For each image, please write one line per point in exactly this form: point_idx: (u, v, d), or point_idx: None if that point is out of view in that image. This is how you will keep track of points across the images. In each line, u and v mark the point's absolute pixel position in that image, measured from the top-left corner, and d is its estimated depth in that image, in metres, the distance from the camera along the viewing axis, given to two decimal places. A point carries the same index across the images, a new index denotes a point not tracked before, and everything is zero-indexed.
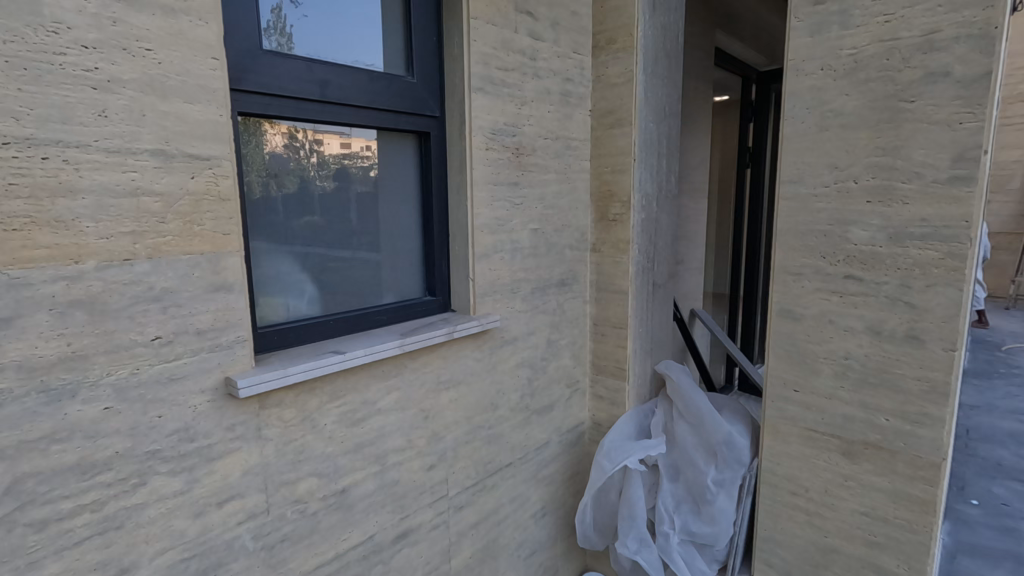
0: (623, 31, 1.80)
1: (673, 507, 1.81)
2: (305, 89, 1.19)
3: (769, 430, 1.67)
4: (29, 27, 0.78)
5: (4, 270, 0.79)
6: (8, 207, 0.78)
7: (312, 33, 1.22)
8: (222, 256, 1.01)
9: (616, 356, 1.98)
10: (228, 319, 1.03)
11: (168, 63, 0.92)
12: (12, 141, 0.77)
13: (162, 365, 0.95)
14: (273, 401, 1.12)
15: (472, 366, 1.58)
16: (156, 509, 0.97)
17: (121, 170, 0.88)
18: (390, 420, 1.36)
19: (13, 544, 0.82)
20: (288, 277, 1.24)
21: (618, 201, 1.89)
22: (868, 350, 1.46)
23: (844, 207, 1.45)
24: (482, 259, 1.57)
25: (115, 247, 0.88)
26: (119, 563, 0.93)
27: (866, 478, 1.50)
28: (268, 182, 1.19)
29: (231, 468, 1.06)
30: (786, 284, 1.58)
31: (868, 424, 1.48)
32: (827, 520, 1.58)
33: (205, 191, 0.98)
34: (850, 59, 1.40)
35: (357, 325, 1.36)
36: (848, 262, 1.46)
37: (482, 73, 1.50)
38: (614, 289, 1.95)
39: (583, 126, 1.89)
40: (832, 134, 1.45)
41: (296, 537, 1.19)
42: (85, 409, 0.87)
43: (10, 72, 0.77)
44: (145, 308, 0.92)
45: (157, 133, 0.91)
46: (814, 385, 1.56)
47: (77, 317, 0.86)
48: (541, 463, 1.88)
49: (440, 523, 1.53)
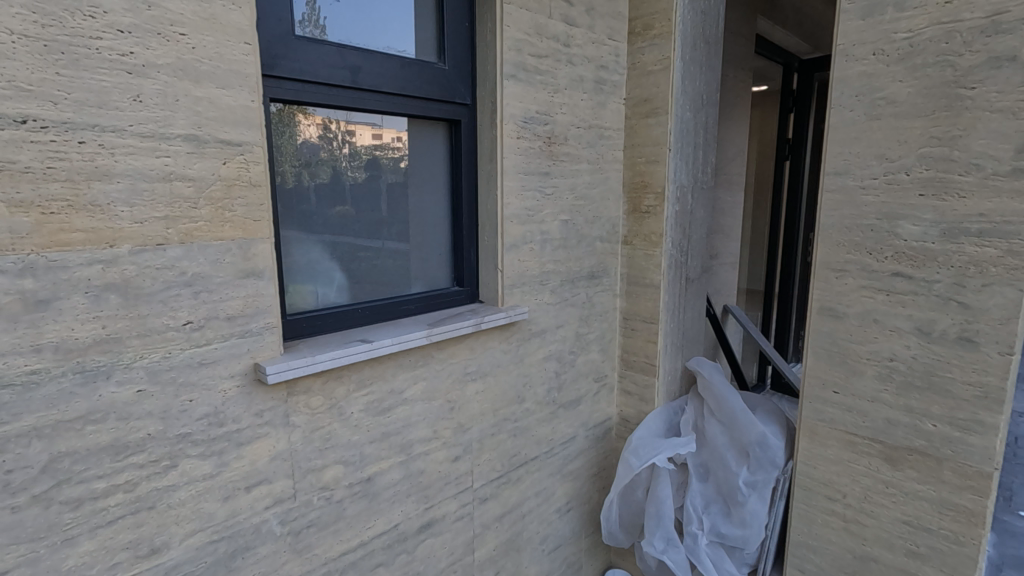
0: (661, 16, 1.74)
1: (703, 507, 1.77)
2: (337, 76, 1.18)
3: (805, 432, 1.61)
4: (66, 11, 0.79)
5: (42, 253, 0.80)
6: (46, 189, 0.79)
7: (344, 20, 1.21)
8: (253, 243, 1.02)
9: (646, 351, 1.94)
10: (258, 306, 1.04)
11: (201, 48, 0.91)
12: (50, 125, 0.79)
13: (193, 350, 0.96)
14: (301, 388, 1.12)
15: (500, 358, 1.56)
16: (186, 491, 0.98)
17: (155, 155, 0.88)
18: (416, 410, 1.35)
19: (50, 521, 0.85)
20: (319, 265, 1.24)
21: (651, 193, 1.83)
22: (916, 352, 1.39)
23: (893, 199, 1.38)
24: (511, 251, 1.54)
25: (149, 231, 0.89)
26: (150, 543, 0.95)
27: (909, 486, 1.43)
28: (300, 171, 1.18)
29: (259, 453, 1.07)
30: (827, 281, 1.51)
31: (913, 429, 1.41)
32: (865, 527, 1.52)
33: (236, 177, 0.98)
34: (905, 43, 1.32)
35: (385, 315, 1.36)
36: (896, 258, 1.39)
37: (515, 60, 1.47)
38: (645, 283, 1.90)
39: (617, 115, 1.84)
40: (883, 124, 1.37)
41: (322, 523, 1.20)
42: (119, 391, 0.88)
43: (48, 56, 0.78)
44: (177, 292, 0.93)
45: (191, 118, 0.91)
46: (856, 387, 1.50)
47: (112, 300, 0.87)
48: (567, 459, 1.86)
49: (465, 515, 1.53)
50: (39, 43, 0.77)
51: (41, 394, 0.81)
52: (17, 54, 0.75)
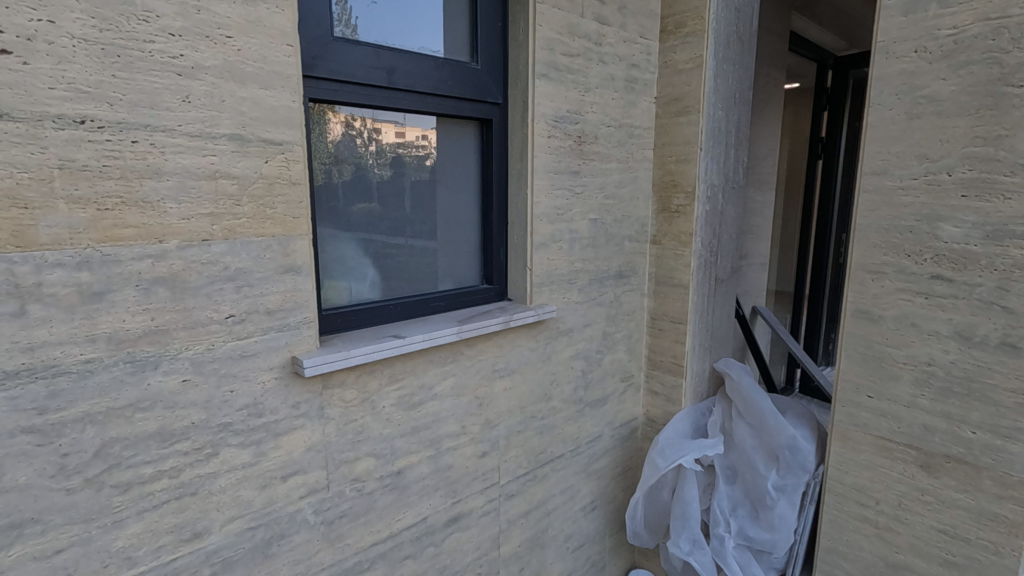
0: (694, 14, 1.72)
1: (730, 510, 1.75)
2: (373, 76, 1.21)
3: (837, 437, 1.58)
4: (122, 15, 0.82)
5: (96, 247, 0.84)
6: (102, 187, 0.83)
7: (377, 22, 1.23)
8: (292, 239, 1.04)
9: (674, 352, 1.93)
10: (296, 301, 1.06)
11: (246, 50, 0.94)
12: (106, 124, 0.82)
13: (235, 342, 0.99)
14: (336, 381, 1.15)
15: (528, 356, 1.57)
16: (227, 479, 1.01)
17: (201, 154, 0.92)
18: (445, 405, 1.37)
19: (101, 503, 0.88)
20: (353, 262, 1.27)
21: (681, 192, 1.82)
22: (956, 357, 1.35)
23: (934, 200, 1.34)
24: (540, 249, 1.55)
25: (194, 227, 0.92)
26: (193, 527, 0.99)
27: (946, 494, 1.40)
28: (331, 169, 1.20)
29: (295, 444, 1.10)
30: (863, 283, 1.48)
31: (951, 436, 1.38)
32: (899, 535, 1.49)
33: (277, 175, 1.01)
34: (949, 40, 1.28)
35: (413, 311, 1.38)
36: (936, 261, 1.36)
37: (546, 59, 1.47)
38: (674, 282, 1.89)
39: (647, 114, 1.83)
40: (924, 123, 1.34)
41: (354, 514, 1.22)
42: (166, 380, 0.92)
43: (105, 59, 0.81)
44: (220, 286, 0.96)
45: (235, 118, 0.94)
46: (891, 392, 1.46)
47: (160, 294, 0.90)
48: (592, 457, 1.86)
49: (491, 510, 1.54)
50: (96, 46, 0.80)
51: (94, 381, 0.85)
52: (77, 57, 0.79)
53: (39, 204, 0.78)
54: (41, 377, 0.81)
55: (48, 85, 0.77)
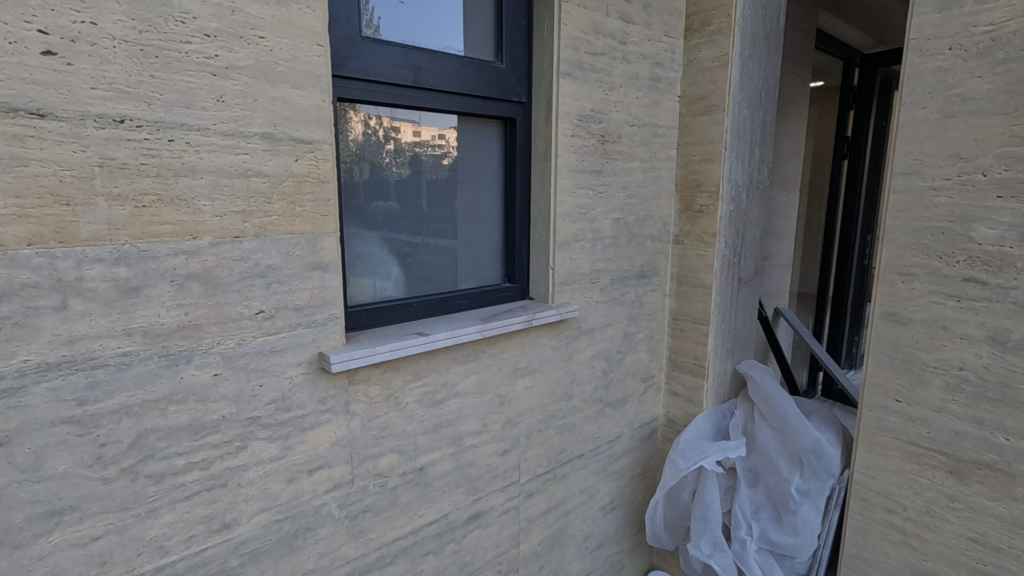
0: (719, 12, 1.71)
1: (752, 513, 1.73)
2: (399, 75, 1.22)
3: (864, 441, 1.55)
4: (160, 17, 0.84)
5: (133, 243, 0.86)
6: (140, 184, 0.85)
7: (402, 21, 1.24)
8: (320, 237, 1.06)
9: (695, 353, 1.91)
10: (324, 297, 1.08)
11: (278, 51, 0.96)
12: (144, 124, 0.84)
13: (264, 337, 1.01)
14: (361, 377, 1.16)
15: (549, 355, 1.57)
16: (255, 472, 1.03)
17: (234, 153, 0.93)
18: (467, 403, 1.38)
19: (136, 493, 0.91)
20: (377, 260, 1.29)
21: (705, 192, 1.80)
22: (989, 362, 1.32)
23: (968, 201, 1.31)
24: (563, 248, 1.55)
25: (227, 225, 0.94)
26: (222, 519, 1.01)
27: (977, 501, 1.37)
28: (354, 168, 1.22)
29: (321, 439, 1.12)
30: (892, 285, 1.45)
31: (982, 442, 1.35)
32: (926, 542, 1.47)
33: (307, 173, 1.02)
34: (985, 37, 1.25)
35: (436, 309, 1.39)
36: (970, 263, 1.33)
37: (571, 58, 1.47)
38: (696, 282, 1.87)
39: (671, 113, 1.82)
40: (958, 122, 1.31)
41: (377, 509, 1.24)
42: (198, 374, 0.94)
43: (143, 60, 0.83)
44: (252, 283, 0.98)
45: (267, 117, 0.96)
46: (920, 396, 1.44)
47: (194, 289, 0.92)
48: (613, 457, 1.85)
49: (512, 508, 1.55)
50: (136, 47, 0.82)
51: (130, 373, 0.87)
52: (118, 58, 0.81)
53: (80, 201, 0.81)
54: (80, 369, 0.83)
55: (90, 85, 0.79)
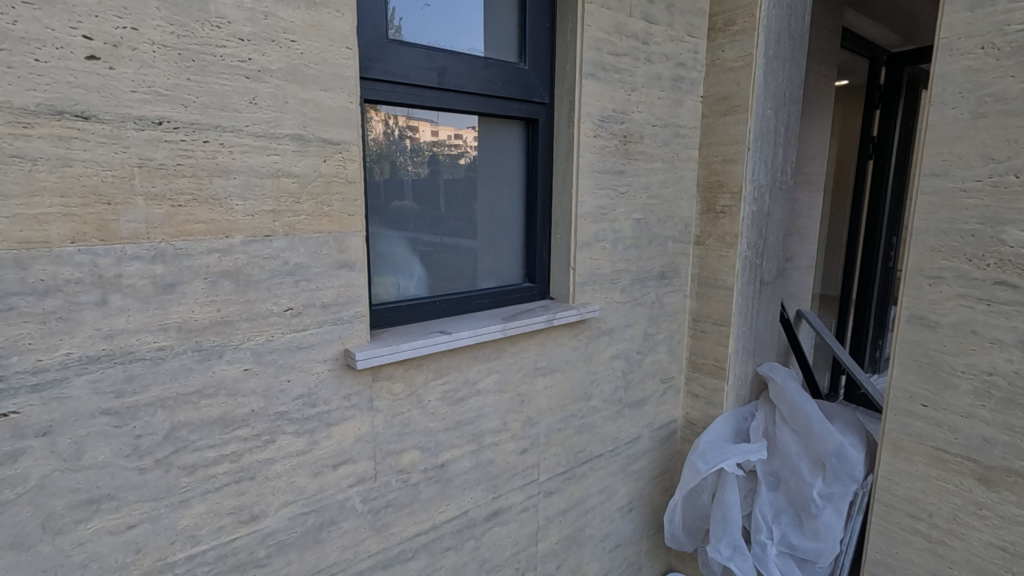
0: (743, 12, 1.70)
1: (772, 517, 1.71)
2: (424, 77, 1.24)
3: (888, 446, 1.53)
4: (197, 22, 0.87)
5: (170, 241, 0.89)
6: (176, 184, 0.88)
7: (427, 23, 1.26)
8: (347, 236, 1.08)
9: (716, 354, 1.90)
10: (349, 295, 1.10)
11: (308, 54, 0.98)
12: (181, 125, 0.87)
13: (292, 334, 1.03)
14: (385, 374, 1.18)
15: (569, 354, 1.58)
16: (283, 465, 1.06)
17: (266, 154, 0.96)
18: (488, 401, 1.39)
19: (169, 483, 0.94)
20: (400, 259, 1.31)
21: (727, 192, 1.79)
22: (1019, 367, 1.30)
23: (999, 203, 1.29)
24: (584, 248, 1.55)
25: (257, 223, 0.97)
26: (251, 510, 1.03)
27: (1006, 509, 1.34)
28: (378, 167, 1.24)
29: (346, 434, 1.14)
30: (920, 288, 1.43)
31: (1012, 449, 1.32)
32: (952, 550, 1.44)
33: (334, 173, 1.05)
34: (1018, 36, 1.23)
35: (457, 307, 1.41)
36: (1000, 266, 1.30)
37: (594, 58, 1.47)
38: (717, 284, 1.86)
39: (693, 113, 1.81)
40: (989, 122, 1.29)
41: (399, 504, 1.26)
42: (229, 368, 0.97)
43: (181, 63, 0.86)
44: (281, 281, 1.00)
45: (297, 119, 0.98)
46: (947, 401, 1.41)
47: (226, 286, 0.95)
48: (631, 458, 1.85)
49: (531, 506, 1.56)
50: (174, 51, 0.85)
51: (165, 367, 0.90)
52: (157, 62, 0.84)
53: (120, 200, 0.84)
54: (119, 362, 0.86)
55: (131, 88, 0.82)
